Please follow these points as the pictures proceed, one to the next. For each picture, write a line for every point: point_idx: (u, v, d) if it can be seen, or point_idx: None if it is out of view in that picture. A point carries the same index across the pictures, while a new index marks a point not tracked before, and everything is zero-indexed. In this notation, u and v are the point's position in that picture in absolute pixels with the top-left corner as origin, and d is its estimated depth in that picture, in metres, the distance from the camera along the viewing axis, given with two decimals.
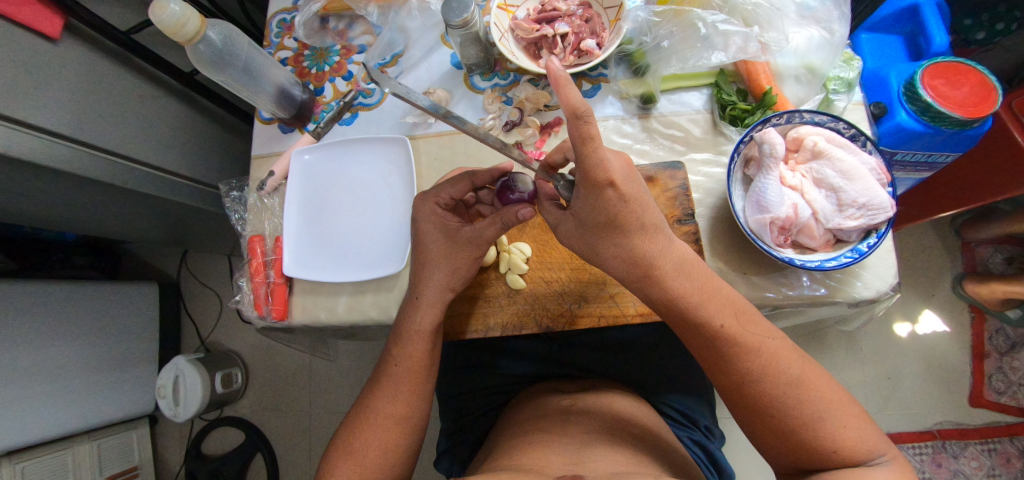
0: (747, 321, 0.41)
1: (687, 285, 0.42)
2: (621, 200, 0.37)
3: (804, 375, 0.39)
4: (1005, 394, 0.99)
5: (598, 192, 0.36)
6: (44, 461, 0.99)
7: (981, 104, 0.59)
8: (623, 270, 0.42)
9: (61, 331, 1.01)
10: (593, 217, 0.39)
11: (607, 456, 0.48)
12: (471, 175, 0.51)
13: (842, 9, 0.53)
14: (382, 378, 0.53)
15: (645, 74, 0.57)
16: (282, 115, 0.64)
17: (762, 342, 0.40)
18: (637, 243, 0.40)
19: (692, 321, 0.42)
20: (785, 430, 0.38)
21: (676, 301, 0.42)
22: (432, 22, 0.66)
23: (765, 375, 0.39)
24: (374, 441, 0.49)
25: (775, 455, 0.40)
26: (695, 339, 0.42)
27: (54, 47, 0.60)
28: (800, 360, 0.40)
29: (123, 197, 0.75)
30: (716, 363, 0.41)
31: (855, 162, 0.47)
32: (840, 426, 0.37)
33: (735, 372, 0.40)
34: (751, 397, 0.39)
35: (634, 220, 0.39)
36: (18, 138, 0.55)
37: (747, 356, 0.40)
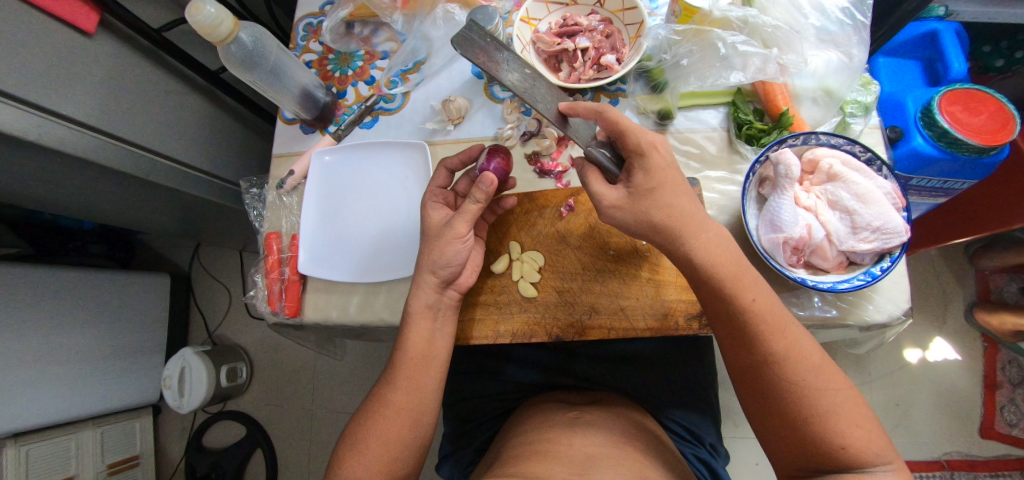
0: (777, 305, 0.41)
1: (724, 256, 0.42)
2: (666, 165, 0.43)
3: (823, 367, 0.38)
4: (1017, 426, 0.97)
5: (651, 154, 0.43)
6: (48, 445, 1.00)
7: (998, 131, 0.60)
8: (662, 228, 0.43)
9: (72, 317, 1.02)
10: (647, 180, 0.43)
11: (613, 468, 0.48)
12: (442, 164, 0.57)
13: (862, 34, 0.53)
14: (393, 367, 0.53)
15: (664, 90, 0.58)
16: (304, 116, 0.66)
17: (789, 327, 0.40)
18: (680, 203, 0.42)
19: (724, 293, 0.41)
20: (796, 417, 0.37)
21: (712, 272, 0.41)
22: (455, 32, 0.68)
23: (786, 358, 0.38)
24: (380, 428, 0.50)
25: (775, 446, 0.40)
26: (721, 315, 0.42)
27: (88, 41, 0.62)
28: (821, 352, 0.39)
29: (143, 189, 0.77)
30: (738, 340, 0.41)
31: (871, 186, 0.47)
32: (852, 423, 0.36)
33: (758, 350, 0.39)
34: (767, 379, 0.39)
35: (676, 182, 0.43)
36: (51, 127, 0.57)
37: (773, 336, 0.39)
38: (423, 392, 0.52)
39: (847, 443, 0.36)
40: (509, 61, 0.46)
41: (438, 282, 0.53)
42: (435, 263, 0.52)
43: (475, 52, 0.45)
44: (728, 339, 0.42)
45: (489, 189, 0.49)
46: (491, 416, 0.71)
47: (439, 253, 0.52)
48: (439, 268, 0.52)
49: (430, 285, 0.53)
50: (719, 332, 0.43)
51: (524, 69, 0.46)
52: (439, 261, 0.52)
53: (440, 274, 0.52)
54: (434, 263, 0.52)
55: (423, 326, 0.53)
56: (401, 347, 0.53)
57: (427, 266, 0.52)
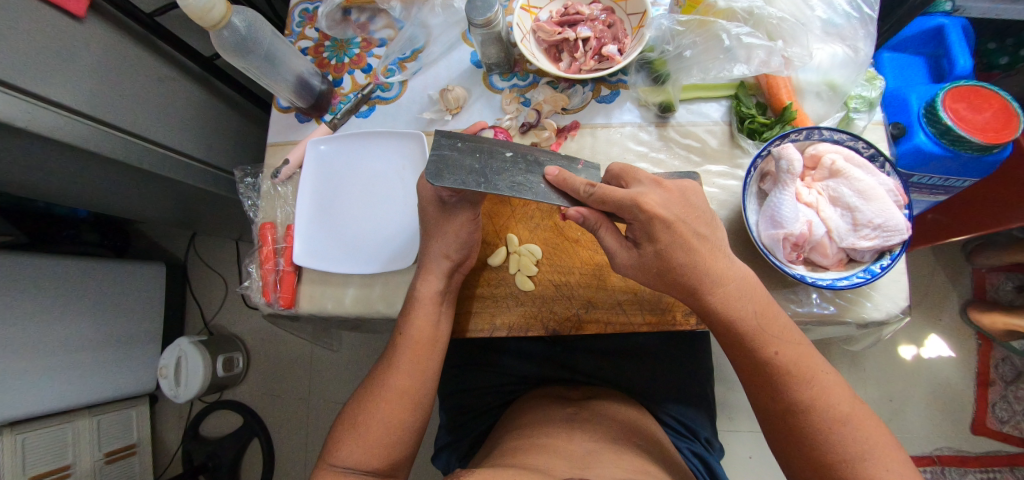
0: (804, 353, 0.41)
1: (744, 302, 0.42)
2: (679, 222, 0.43)
3: (853, 415, 0.38)
4: (1008, 423, 0.98)
5: (656, 219, 0.42)
6: (45, 433, 1.00)
7: (1002, 130, 0.59)
8: (681, 280, 0.43)
9: (66, 306, 1.02)
10: (657, 239, 0.43)
11: (613, 463, 0.48)
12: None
13: (868, 28, 0.52)
14: (394, 349, 0.53)
15: (665, 82, 0.57)
16: (300, 104, 0.65)
17: (816, 373, 0.40)
18: (696, 260, 0.42)
19: (747, 341, 0.42)
20: (823, 464, 0.37)
21: (733, 322, 0.42)
22: (455, 19, 0.67)
23: (812, 406, 0.38)
24: (380, 411, 0.49)
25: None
26: (746, 363, 0.42)
27: (79, 25, 0.61)
28: (852, 399, 0.39)
29: (137, 177, 0.76)
30: (764, 388, 0.41)
31: (873, 183, 0.47)
32: (882, 469, 0.36)
33: (783, 398, 0.40)
34: (796, 427, 0.39)
35: (690, 239, 0.42)
36: (41, 113, 0.56)
37: (798, 384, 0.39)
38: (425, 375, 0.52)
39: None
40: (488, 155, 0.45)
41: (451, 266, 0.53)
42: (448, 246, 0.53)
43: (454, 162, 0.44)
44: (754, 386, 0.43)
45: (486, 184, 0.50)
46: (488, 409, 0.71)
47: (452, 237, 0.53)
48: (454, 252, 0.53)
49: (442, 268, 0.53)
50: (746, 379, 0.44)
51: (505, 150, 0.46)
52: (455, 246, 0.53)
53: (453, 258, 0.53)
54: (447, 248, 0.53)
55: (428, 311, 0.52)
56: (405, 331, 0.52)
57: (439, 250, 0.53)
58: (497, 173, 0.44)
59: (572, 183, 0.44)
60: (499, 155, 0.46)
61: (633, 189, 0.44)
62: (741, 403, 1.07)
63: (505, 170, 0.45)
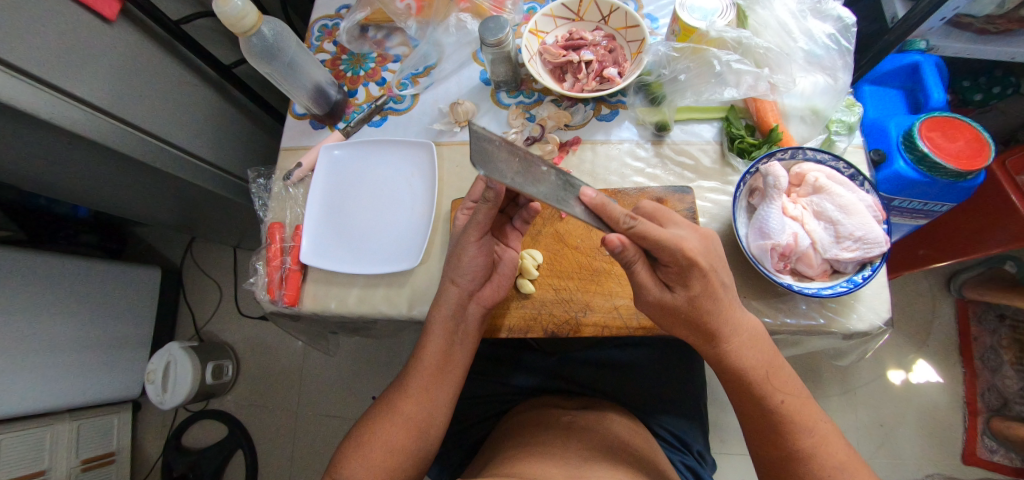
0: (804, 402, 0.44)
1: (753, 352, 0.44)
2: (717, 271, 0.42)
3: (848, 463, 0.42)
4: (998, 453, 0.98)
5: (699, 267, 0.41)
6: (24, 435, 0.97)
7: (974, 157, 0.63)
8: (703, 330, 0.44)
9: (59, 304, 1.01)
10: (690, 288, 0.42)
11: (608, 473, 0.49)
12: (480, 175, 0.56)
13: (846, 59, 0.57)
14: (406, 375, 0.55)
15: (661, 103, 0.61)
16: (315, 111, 0.68)
17: (817, 424, 0.43)
18: (720, 311, 0.43)
19: (755, 391, 0.44)
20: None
21: (744, 372, 0.44)
22: (467, 40, 0.71)
23: (812, 454, 0.42)
24: (386, 434, 0.51)
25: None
26: (750, 409, 0.45)
27: (108, 28, 0.64)
28: (845, 447, 0.43)
29: (148, 176, 0.78)
30: (766, 435, 0.44)
31: (854, 199, 0.50)
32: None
33: (785, 445, 0.43)
34: (795, 473, 0.42)
35: (722, 291, 0.43)
36: (64, 107, 0.58)
37: (801, 434, 0.42)
38: (433, 406, 0.53)
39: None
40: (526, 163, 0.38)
41: (457, 294, 0.53)
42: (456, 273, 0.53)
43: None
44: (757, 433, 0.45)
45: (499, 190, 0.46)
46: (484, 417, 0.72)
47: (462, 265, 0.53)
48: (461, 279, 0.53)
49: (452, 296, 0.53)
50: (747, 423, 0.46)
51: (542, 164, 0.39)
52: (461, 274, 0.53)
53: (461, 285, 0.53)
54: (455, 275, 0.53)
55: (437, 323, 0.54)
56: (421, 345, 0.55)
57: (449, 276, 0.53)
58: (539, 186, 0.37)
59: (614, 210, 0.40)
60: (537, 167, 0.39)
61: (674, 232, 0.42)
62: (733, 424, 1.08)
63: (544, 183, 0.38)
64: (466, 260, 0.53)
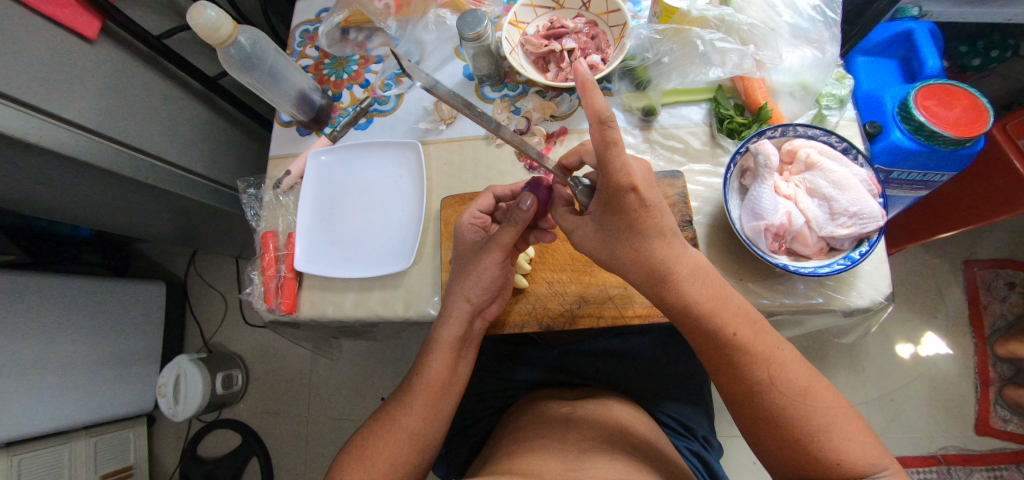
0: (759, 332, 0.43)
1: (695, 285, 0.43)
2: (642, 204, 0.40)
3: (830, 403, 0.40)
4: (1011, 421, 0.97)
5: (620, 197, 0.39)
6: (42, 453, 0.99)
7: (973, 124, 0.62)
8: (639, 272, 0.43)
9: (67, 324, 1.03)
10: (616, 222, 0.42)
11: (606, 463, 0.49)
12: (491, 189, 0.57)
13: (833, 31, 0.55)
14: (409, 389, 0.54)
15: (647, 88, 0.60)
16: (301, 118, 0.68)
17: (808, 384, 0.40)
18: (652, 248, 0.42)
19: (705, 327, 0.43)
20: (793, 443, 0.39)
21: (691, 307, 0.43)
22: (447, 35, 0.70)
23: (771, 385, 0.40)
24: (388, 447, 0.50)
25: (778, 470, 0.42)
26: (737, 377, 0.42)
27: (90, 48, 0.64)
28: (806, 372, 0.41)
29: (142, 193, 0.79)
30: (725, 368, 0.43)
31: (847, 173, 0.49)
32: (846, 439, 0.38)
33: (745, 380, 0.41)
34: (792, 435, 0.39)
35: (653, 224, 0.41)
36: (51, 129, 0.58)
37: (757, 364, 0.41)
38: (437, 420, 0.52)
39: (843, 459, 0.37)
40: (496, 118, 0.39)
41: (470, 311, 0.53)
42: (471, 289, 0.52)
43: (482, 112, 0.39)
44: (744, 403, 0.42)
45: (526, 210, 0.48)
46: (487, 414, 0.72)
47: (476, 281, 0.52)
48: (475, 297, 0.52)
49: (462, 312, 0.53)
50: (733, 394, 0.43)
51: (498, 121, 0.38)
52: (474, 291, 0.52)
53: (474, 303, 0.53)
54: (469, 292, 0.52)
55: (447, 356, 0.54)
56: (426, 370, 0.54)
57: (460, 293, 0.52)
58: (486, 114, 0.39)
59: (592, 98, 0.34)
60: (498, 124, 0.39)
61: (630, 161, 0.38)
62: None
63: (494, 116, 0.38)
64: (485, 277, 0.51)
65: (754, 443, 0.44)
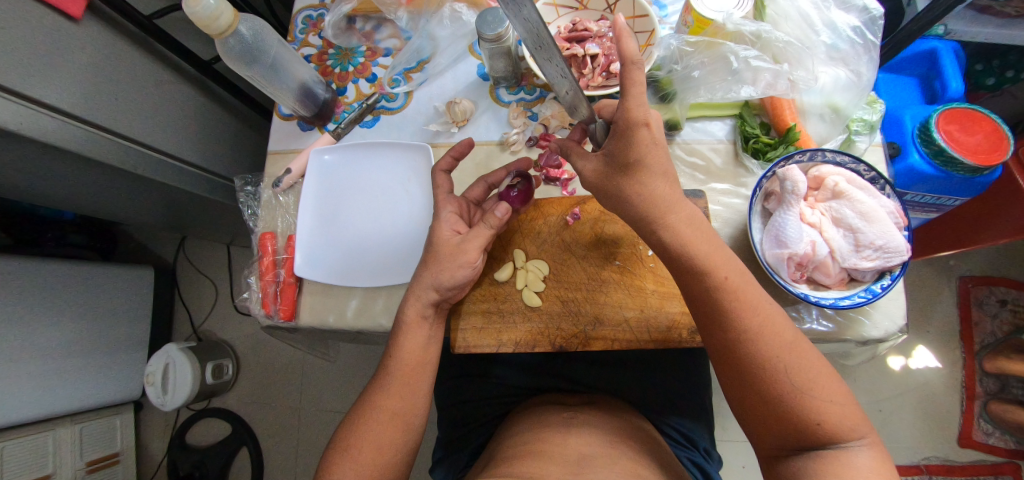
0: (749, 283, 0.41)
1: (702, 241, 0.42)
2: (652, 142, 0.39)
3: (817, 365, 0.38)
4: (993, 435, 1.00)
5: (632, 130, 0.38)
6: (26, 442, 0.96)
7: (992, 152, 0.61)
8: (638, 208, 0.42)
9: (51, 311, 0.98)
10: (623, 157, 0.40)
11: (605, 468, 0.48)
12: (483, 178, 0.58)
13: (871, 53, 0.53)
14: (382, 372, 0.52)
15: (672, 100, 0.58)
16: (303, 113, 0.64)
17: (795, 342, 0.39)
18: (656, 186, 0.41)
19: (698, 270, 0.41)
20: (773, 398, 0.37)
21: (685, 248, 0.42)
22: (463, 32, 0.66)
23: (759, 336, 0.39)
24: (376, 434, 0.48)
25: (756, 428, 0.40)
26: (722, 327, 0.40)
27: (75, 26, 0.59)
28: (794, 329, 0.40)
29: (131, 181, 0.74)
30: (712, 319, 0.41)
31: (875, 205, 0.48)
32: (827, 400, 0.36)
33: (733, 330, 0.40)
34: (772, 391, 0.37)
35: (660, 163, 0.40)
36: (34, 116, 0.54)
37: (747, 313, 0.39)
38: (416, 398, 0.51)
39: (823, 419, 0.36)
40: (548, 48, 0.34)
41: (437, 299, 0.51)
42: (439, 281, 0.50)
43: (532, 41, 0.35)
44: (724, 355, 0.41)
45: (503, 216, 0.51)
46: (487, 421, 0.71)
47: (447, 275, 0.50)
48: (443, 288, 0.50)
49: (428, 300, 0.51)
50: (714, 345, 0.42)
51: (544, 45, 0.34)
52: (445, 282, 0.50)
53: (441, 292, 0.51)
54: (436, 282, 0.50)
55: (417, 333, 0.52)
56: (394, 353, 0.52)
57: (429, 283, 0.50)
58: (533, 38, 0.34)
59: (626, 45, 0.34)
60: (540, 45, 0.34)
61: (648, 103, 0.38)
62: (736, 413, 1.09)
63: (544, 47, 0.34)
64: (451, 268, 0.50)
65: (734, 401, 0.42)
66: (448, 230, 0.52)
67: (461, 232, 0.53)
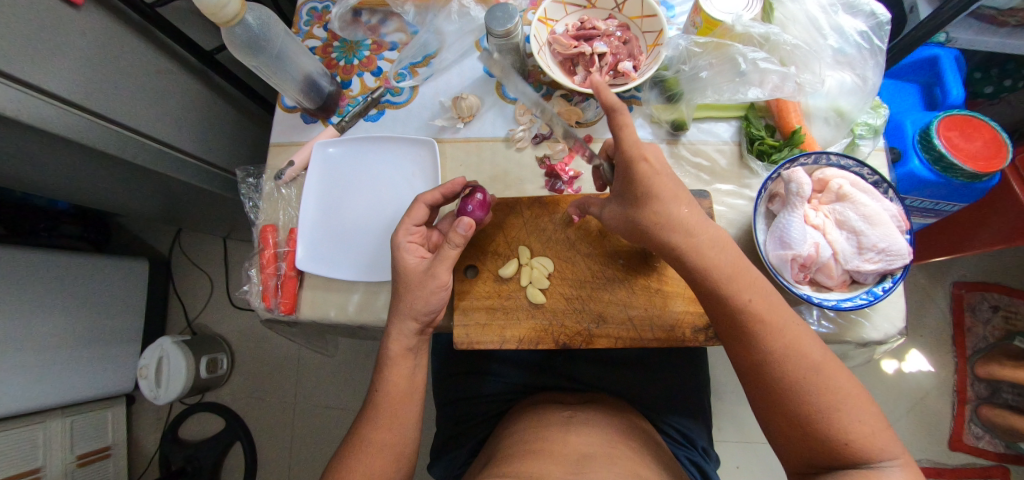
0: (773, 302, 0.41)
1: (724, 265, 0.42)
2: (655, 173, 0.41)
3: (846, 385, 0.38)
4: (983, 438, 1.02)
5: (632, 166, 0.40)
6: (16, 435, 0.95)
7: (992, 159, 0.62)
8: (656, 236, 0.43)
9: (43, 302, 0.97)
10: (632, 190, 0.42)
11: (607, 467, 0.48)
12: (421, 198, 0.53)
13: (877, 58, 0.54)
14: (369, 402, 0.52)
15: (679, 101, 0.58)
16: (307, 105, 0.63)
17: (823, 361, 0.39)
18: (671, 213, 0.42)
19: (720, 291, 0.42)
20: (799, 418, 0.38)
21: (707, 270, 0.42)
22: (470, 28, 0.65)
23: (785, 357, 0.39)
24: (366, 463, 0.48)
25: (786, 447, 0.40)
26: (747, 347, 0.41)
27: (76, 13, 0.58)
28: (822, 349, 0.40)
29: (130, 172, 0.73)
30: (738, 338, 0.42)
31: (878, 208, 0.48)
32: (854, 420, 0.36)
33: (757, 351, 0.40)
34: (799, 411, 0.38)
35: (667, 188, 0.41)
36: (32, 103, 0.53)
37: (772, 334, 0.40)
38: (404, 426, 0.51)
39: (850, 439, 0.36)
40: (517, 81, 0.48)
41: (418, 328, 0.51)
42: (417, 310, 0.50)
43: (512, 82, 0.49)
44: (752, 375, 0.41)
45: (467, 232, 0.48)
46: (486, 419, 0.71)
47: (423, 302, 0.50)
48: (421, 315, 0.51)
49: (410, 331, 0.51)
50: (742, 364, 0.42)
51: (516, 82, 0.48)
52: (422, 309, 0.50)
53: (420, 320, 0.51)
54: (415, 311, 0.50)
55: (404, 365, 0.52)
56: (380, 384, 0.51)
57: (407, 313, 0.50)
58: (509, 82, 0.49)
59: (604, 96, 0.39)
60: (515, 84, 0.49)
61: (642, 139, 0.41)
62: (732, 414, 1.10)
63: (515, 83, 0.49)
64: (433, 290, 0.50)
65: (760, 416, 0.42)
66: (415, 262, 0.50)
67: (425, 257, 0.51)
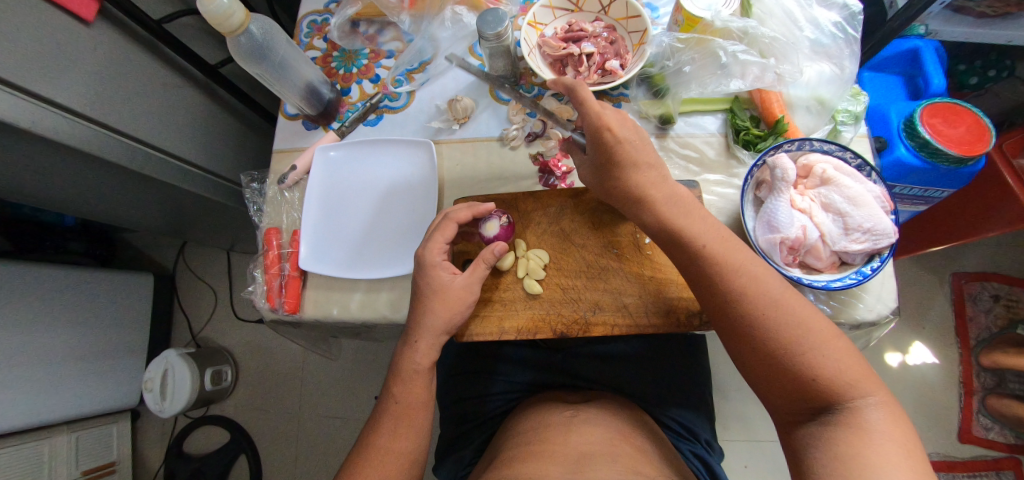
0: (731, 247, 0.44)
1: (680, 217, 0.46)
2: (618, 141, 0.47)
3: (809, 320, 0.39)
4: (992, 430, 1.01)
5: (598, 137, 0.47)
6: (21, 449, 0.95)
7: (975, 143, 0.63)
8: (626, 195, 0.48)
9: (50, 315, 0.99)
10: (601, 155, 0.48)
11: (605, 466, 0.48)
12: (450, 218, 0.54)
13: (853, 47, 0.56)
14: (381, 413, 0.53)
15: (665, 96, 0.60)
16: (308, 111, 0.66)
17: (784, 299, 0.40)
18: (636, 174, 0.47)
19: (681, 239, 0.45)
20: (768, 357, 0.40)
21: (666, 222, 0.46)
22: (463, 34, 0.69)
23: (742, 296, 0.41)
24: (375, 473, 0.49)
25: (765, 389, 0.41)
26: (711, 291, 0.43)
27: (86, 30, 0.61)
28: (783, 288, 0.42)
29: (138, 183, 0.76)
30: (702, 284, 0.44)
31: (861, 190, 0.50)
32: (822, 356, 0.38)
33: (718, 292, 0.43)
34: (766, 350, 0.39)
35: (628, 154, 0.47)
36: (45, 115, 0.56)
37: (729, 275, 0.42)
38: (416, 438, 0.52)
39: (817, 375, 0.37)
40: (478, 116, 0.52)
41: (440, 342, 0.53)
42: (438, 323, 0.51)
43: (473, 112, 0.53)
44: (720, 319, 0.43)
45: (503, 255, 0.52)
46: (490, 417, 0.72)
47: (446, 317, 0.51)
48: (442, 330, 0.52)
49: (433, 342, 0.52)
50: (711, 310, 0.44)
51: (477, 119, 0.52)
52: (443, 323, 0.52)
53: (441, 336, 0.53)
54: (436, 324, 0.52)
55: (424, 378, 0.53)
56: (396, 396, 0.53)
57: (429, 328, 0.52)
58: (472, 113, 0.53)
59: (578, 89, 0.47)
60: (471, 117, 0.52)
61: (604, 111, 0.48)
62: (737, 413, 1.09)
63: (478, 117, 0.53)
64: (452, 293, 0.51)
65: (738, 362, 0.43)
66: (448, 279, 0.52)
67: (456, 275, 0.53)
